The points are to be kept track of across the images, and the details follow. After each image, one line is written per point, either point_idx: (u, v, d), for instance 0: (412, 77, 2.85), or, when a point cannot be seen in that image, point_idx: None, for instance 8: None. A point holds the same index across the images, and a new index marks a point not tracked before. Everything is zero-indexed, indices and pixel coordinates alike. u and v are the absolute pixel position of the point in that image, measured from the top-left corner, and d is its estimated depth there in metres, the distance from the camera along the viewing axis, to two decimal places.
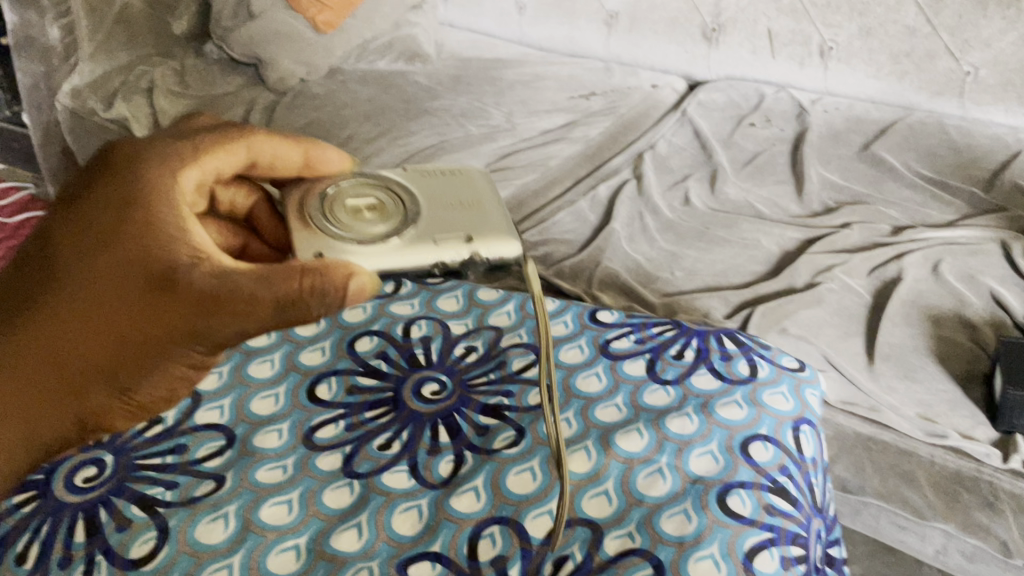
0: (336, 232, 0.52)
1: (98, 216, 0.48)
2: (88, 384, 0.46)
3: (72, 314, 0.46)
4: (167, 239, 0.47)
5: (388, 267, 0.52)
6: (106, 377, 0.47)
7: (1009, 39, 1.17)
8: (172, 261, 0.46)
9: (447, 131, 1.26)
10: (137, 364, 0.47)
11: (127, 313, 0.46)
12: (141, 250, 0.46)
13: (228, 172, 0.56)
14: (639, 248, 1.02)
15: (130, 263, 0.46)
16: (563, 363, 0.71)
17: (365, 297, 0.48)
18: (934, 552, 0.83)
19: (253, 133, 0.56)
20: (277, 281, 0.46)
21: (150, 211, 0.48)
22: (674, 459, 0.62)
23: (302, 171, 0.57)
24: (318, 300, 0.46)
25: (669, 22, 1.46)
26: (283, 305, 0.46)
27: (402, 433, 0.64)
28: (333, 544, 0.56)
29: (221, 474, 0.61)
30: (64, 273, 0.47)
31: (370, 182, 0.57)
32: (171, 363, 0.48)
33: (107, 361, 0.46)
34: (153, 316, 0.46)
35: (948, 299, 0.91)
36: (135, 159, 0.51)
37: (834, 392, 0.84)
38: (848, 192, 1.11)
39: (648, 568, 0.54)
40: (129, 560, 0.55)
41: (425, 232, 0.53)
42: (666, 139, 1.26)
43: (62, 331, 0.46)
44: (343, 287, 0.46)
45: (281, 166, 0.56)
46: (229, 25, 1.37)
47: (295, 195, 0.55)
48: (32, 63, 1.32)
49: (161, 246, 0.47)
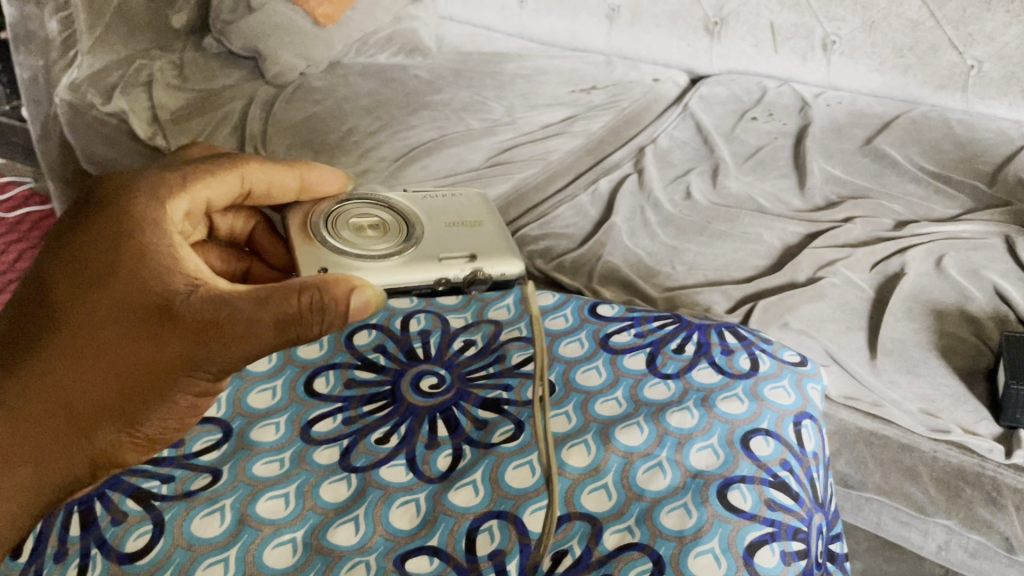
0: (340, 248, 0.58)
1: (93, 254, 0.50)
2: (98, 420, 0.48)
3: (77, 353, 0.48)
4: (161, 270, 0.49)
5: (392, 279, 0.57)
6: (115, 413, 0.48)
7: (1013, 32, 1.16)
8: (169, 293, 0.48)
9: (447, 125, 1.25)
10: (144, 397, 0.49)
11: (129, 347, 0.48)
12: (138, 284, 0.48)
13: (221, 200, 0.58)
14: (640, 242, 1.02)
15: (127, 296, 0.48)
16: (562, 357, 0.71)
17: (368, 310, 0.50)
18: (936, 548, 0.83)
19: (245, 161, 0.58)
20: (276, 301, 0.47)
21: (144, 244, 0.50)
22: (674, 453, 0.61)
23: (298, 193, 0.61)
24: (318, 317, 0.48)
25: (671, 16, 1.45)
26: (284, 325, 0.47)
27: (400, 427, 0.64)
28: (330, 539, 0.55)
29: (217, 467, 0.60)
30: (66, 314, 0.48)
31: (372, 202, 0.63)
32: (177, 392, 0.49)
33: (114, 397, 0.48)
34: (156, 347, 0.48)
35: (951, 294, 0.90)
36: (125, 193, 0.53)
37: (837, 387, 0.83)
38: (851, 186, 1.10)
39: (648, 564, 0.54)
40: (124, 554, 0.54)
41: (427, 251, 0.60)
42: (668, 133, 1.25)
43: (67, 372, 0.48)
44: (344, 300, 0.48)
45: (277, 191, 0.59)
46: (228, 18, 1.39)
47: (295, 220, 0.60)
48: (31, 57, 1.33)
49: (156, 277, 0.49)
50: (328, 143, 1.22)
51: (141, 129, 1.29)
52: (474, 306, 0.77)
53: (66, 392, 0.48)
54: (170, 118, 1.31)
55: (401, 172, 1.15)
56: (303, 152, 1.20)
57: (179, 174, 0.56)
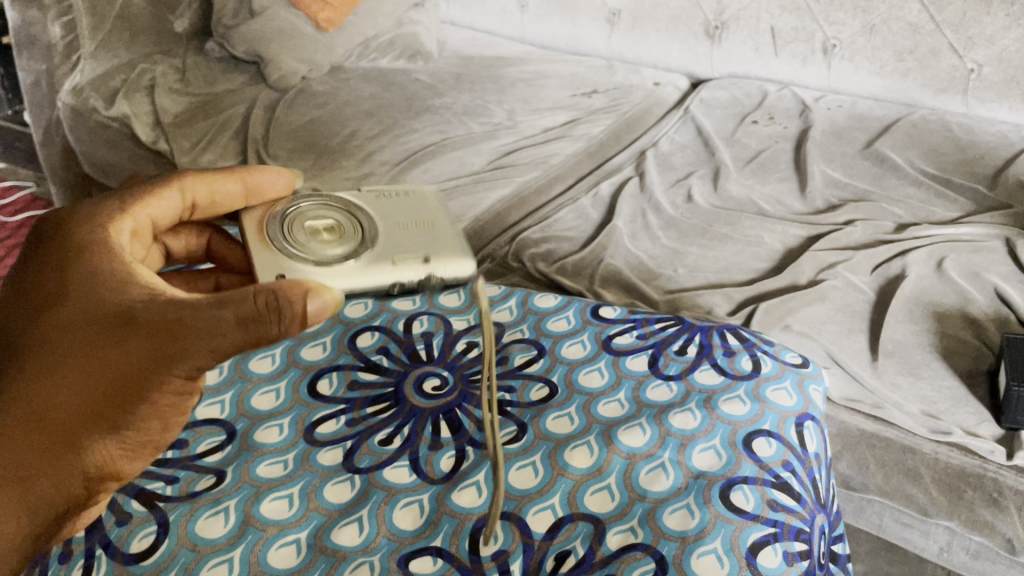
0: (296, 253, 0.59)
1: (52, 280, 0.51)
2: (83, 433, 0.48)
3: (50, 371, 0.48)
4: (118, 285, 0.50)
5: (348, 285, 0.59)
6: (98, 424, 0.48)
7: (1013, 36, 1.16)
8: (128, 302, 0.49)
9: (449, 129, 1.26)
10: (122, 405, 0.48)
11: (98, 358, 0.48)
12: (96, 300, 0.49)
13: (166, 218, 0.59)
14: (641, 245, 1.02)
15: (90, 311, 0.49)
16: (564, 359, 0.71)
17: (326, 314, 0.50)
18: (938, 549, 0.83)
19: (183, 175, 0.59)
20: (233, 302, 0.47)
21: (97, 265, 0.51)
22: (677, 454, 0.61)
23: (245, 199, 0.62)
24: (278, 316, 0.47)
25: (671, 20, 1.46)
26: (245, 322, 0.47)
27: (403, 429, 0.64)
28: (334, 539, 0.55)
29: (221, 469, 0.60)
30: (30, 341, 0.49)
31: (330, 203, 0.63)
32: (157, 399, 0.49)
33: (96, 408, 0.48)
34: (122, 353, 0.48)
35: (952, 296, 0.91)
36: (71, 220, 0.54)
37: (839, 389, 0.83)
38: (851, 189, 1.10)
39: (651, 564, 0.54)
40: (129, 555, 0.54)
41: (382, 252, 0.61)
42: (669, 136, 1.25)
43: (37, 391, 0.48)
44: (301, 301, 0.48)
45: (222, 197, 0.60)
46: (230, 24, 1.39)
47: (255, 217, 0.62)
48: (34, 61, 1.36)
49: (114, 291, 0.50)
50: (330, 147, 1.23)
51: (144, 133, 1.30)
52: (476, 307, 0.78)
53: (38, 413, 0.47)
54: (171, 122, 1.32)
55: (403, 175, 1.15)
56: (305, 156, 1.21)
57: (117, 198, 0.57)
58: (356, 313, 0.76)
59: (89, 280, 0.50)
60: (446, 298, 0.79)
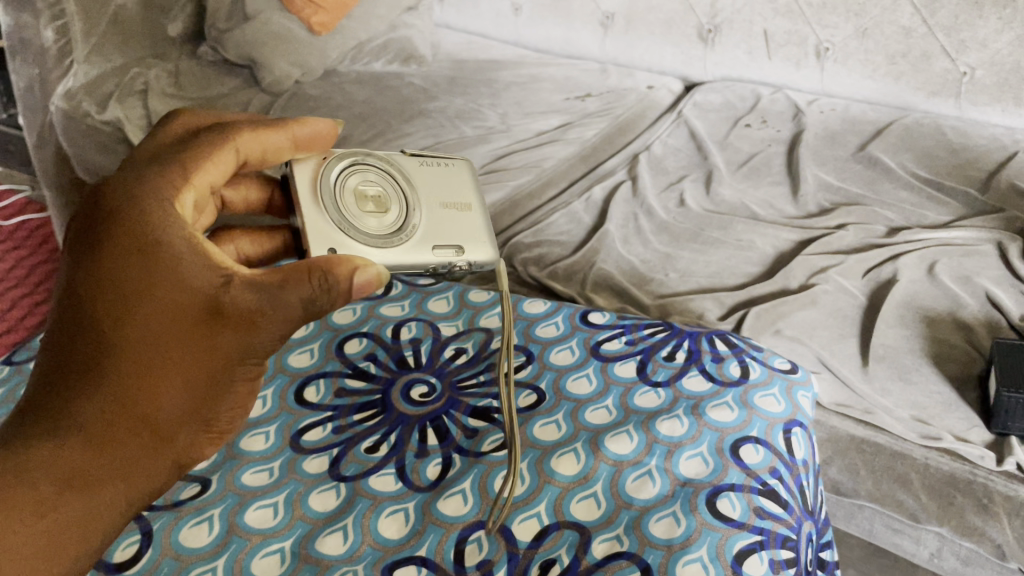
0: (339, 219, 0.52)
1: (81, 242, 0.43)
2: (121, 429, 0.42)
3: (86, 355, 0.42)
4: (157, 239, 0.42)
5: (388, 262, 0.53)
6: (134, 422, 0.42)
7: (1006, 39, 1.16)
8: (172, 253, 0.42)
9: (442, 133, 1.25)
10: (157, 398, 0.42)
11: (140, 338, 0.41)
12: (127, 259, 0.42)
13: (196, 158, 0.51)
14: (633, 250, 1.02)
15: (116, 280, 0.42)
16: (553, 366, 0.71)
17: (372, 289, 0.45)
18: (929, 555, 0.83)
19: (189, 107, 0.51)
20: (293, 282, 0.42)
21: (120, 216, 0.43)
22: (664, 461, 0.61)
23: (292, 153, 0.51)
24: (328, 296, 0.43)
25: (665, 23, 1.46)
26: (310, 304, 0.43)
27: (390, 436, 0.64)
28: (318, 548, 0.55)
29: (207, 476, 0.61)
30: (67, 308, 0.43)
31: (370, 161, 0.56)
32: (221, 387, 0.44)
33: (125, 402, 0.42)
34: (169, 325, 0.42)
35: (943, 300, 0.90)
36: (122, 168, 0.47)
37: (827, 393, 0.83)
38: (843, 193, 1.10)
39: (636, 573, 0.53)
40: (112, 564, 0.54)
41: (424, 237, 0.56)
42: (662, 140, 1.25)
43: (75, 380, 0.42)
44: (349, 281, 0.43)
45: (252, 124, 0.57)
46: (223, 27, 1.38)
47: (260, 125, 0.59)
48: (27, 67, 1.27)
49: (156, 241, 0.42)
50: None
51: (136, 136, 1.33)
52: (466, 313, 0.78)
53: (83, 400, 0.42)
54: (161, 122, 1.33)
55: None
56: None
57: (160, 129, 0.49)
58: (344, 319, 0.76)
59: (120, 240, 0.42)
60: (435, 304, 0.79)
